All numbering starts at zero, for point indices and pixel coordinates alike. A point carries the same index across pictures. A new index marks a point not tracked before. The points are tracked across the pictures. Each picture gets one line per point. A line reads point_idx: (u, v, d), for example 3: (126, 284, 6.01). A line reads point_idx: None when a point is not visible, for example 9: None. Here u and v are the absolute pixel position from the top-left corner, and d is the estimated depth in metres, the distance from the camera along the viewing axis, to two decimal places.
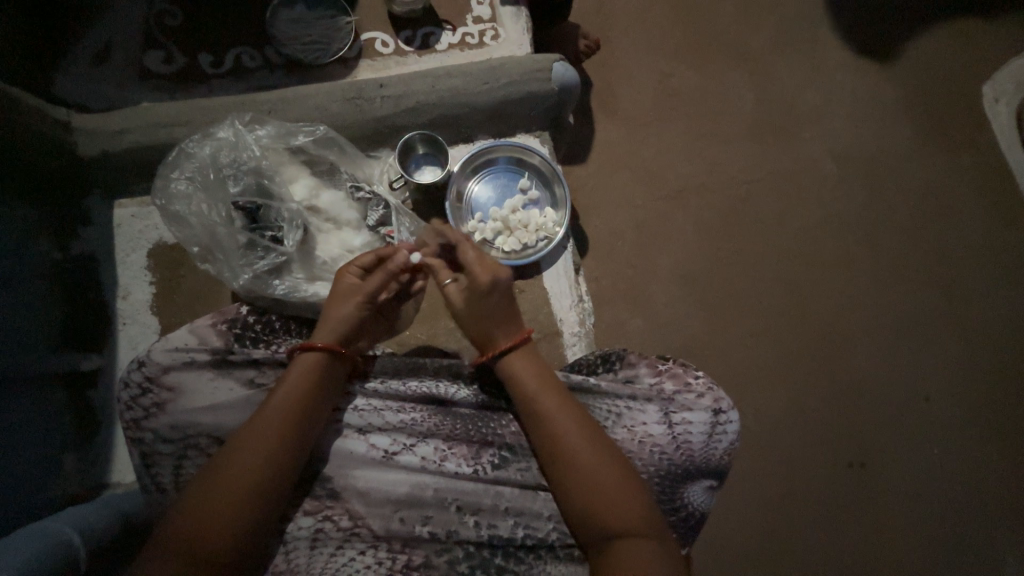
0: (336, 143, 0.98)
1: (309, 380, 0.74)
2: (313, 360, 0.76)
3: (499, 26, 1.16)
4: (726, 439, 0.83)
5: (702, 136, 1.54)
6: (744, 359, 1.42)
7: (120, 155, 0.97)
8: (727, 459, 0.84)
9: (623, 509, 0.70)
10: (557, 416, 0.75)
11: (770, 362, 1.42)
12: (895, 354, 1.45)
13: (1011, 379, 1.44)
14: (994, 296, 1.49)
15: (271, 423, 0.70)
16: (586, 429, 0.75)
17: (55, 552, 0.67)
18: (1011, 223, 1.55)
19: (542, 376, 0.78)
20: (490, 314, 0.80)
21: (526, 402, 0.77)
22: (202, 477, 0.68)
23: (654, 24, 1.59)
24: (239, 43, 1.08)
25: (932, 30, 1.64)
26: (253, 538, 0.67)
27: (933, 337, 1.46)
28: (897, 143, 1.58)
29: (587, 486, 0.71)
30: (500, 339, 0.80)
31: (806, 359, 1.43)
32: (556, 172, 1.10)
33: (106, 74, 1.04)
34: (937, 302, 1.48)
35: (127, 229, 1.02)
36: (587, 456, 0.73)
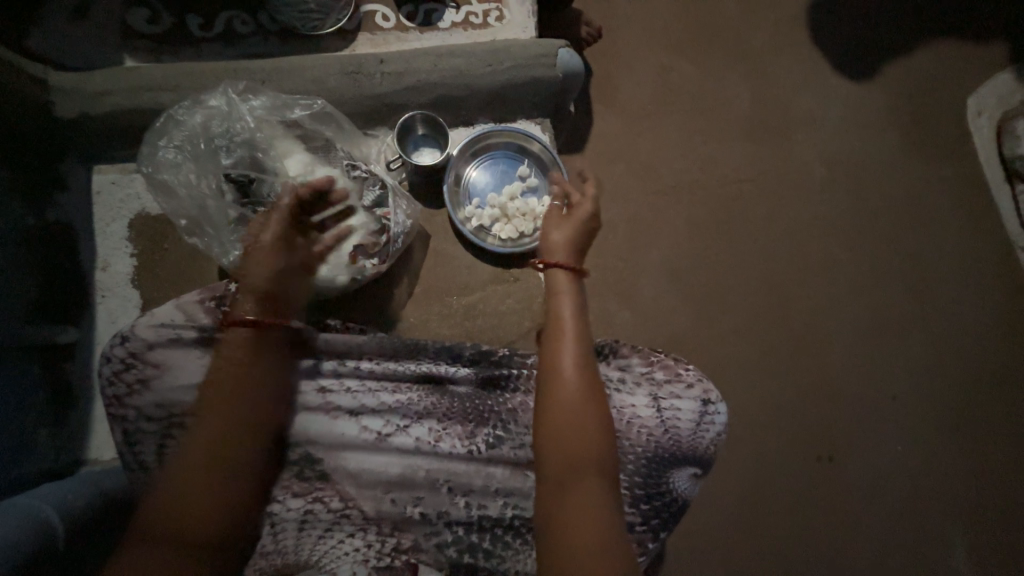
0: (333, 119, 0.94)
1: (250, 341, 0.74)
2: (247, 330, 0.75)
3: (503, 7, 1.14)
4: (714, 429, 0.84)
5: (699, 133, 1.55)
6: (726, 354, 1.46)
7: (100, 119, 0.91)
8: (714, 449, 0.84)
9: (591, 448, 0.70)
10: (566, 344, 0.77)
11: (750, 357, 1.46)
12: (868, 353, 1.50)
13: (973, 383, 1.52)
14: (962, 302, 1.56)
15: (223, 385, 0.71)
16: (585, 368, 0.76)
17: (32, 531, 0.65)
18: (982, 233, 1.61)
19: (573, 308, 0.80)
20: (567, 233, 0.86)
21: (553, 324, 0.80)
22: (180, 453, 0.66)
23: (656, 17, 1.59)
24: (230, 6, 1.02)
25: (922, 40, 1.68)
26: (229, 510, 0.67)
27: (903, 338, 1.52)
28: (883, 149, 1.62)
29: (564, 419, 0.71)
30: (558, 254, 0.84)
31: (784, 355, 1.47)
32: (555, 160, 1.10)
33: (83, 29, 0.97)
34: (910, 306, 1.54)
35: (106, 197, 0.97)
36: (576, 391, 0.73)
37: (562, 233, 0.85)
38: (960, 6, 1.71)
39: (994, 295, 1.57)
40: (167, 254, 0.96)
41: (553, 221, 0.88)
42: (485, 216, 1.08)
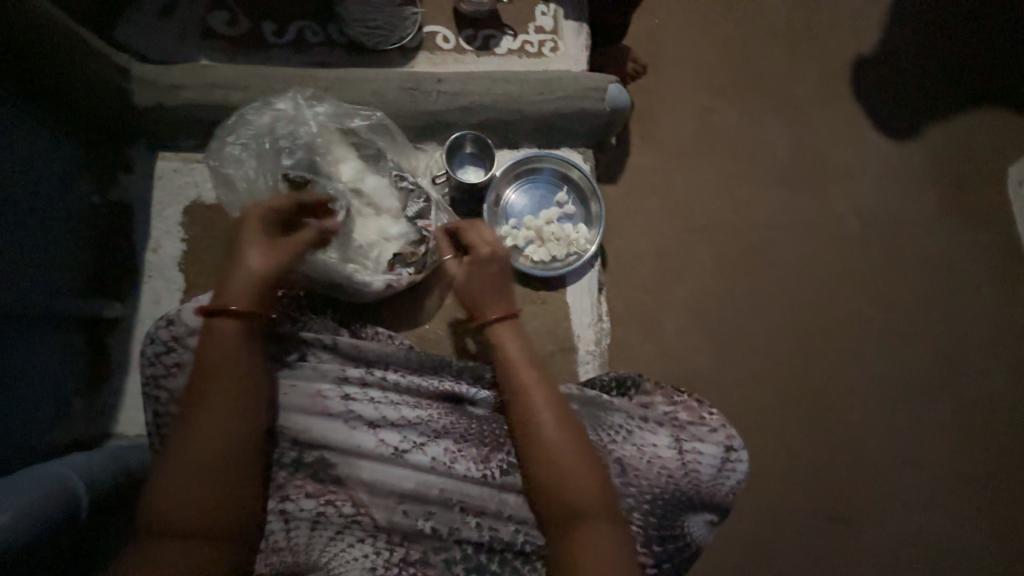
0: (388, 131, 0.98)
1: (241, 333, 0.72)
2: (235, 323, 0.72)
3: (558, 39, 1.18)
4: (734, 478, 0.82)
5: (735, 176, 1.56)
6: (744, 399, 1.43)
7: (171, 110, 0.96)
8: (732, 497, 0.82)
9: (586, 487, 0.72)
10: (525, 383, 0.78)
11: (769, 406, 1.43)
12: (892, 416, 1.46)
13: (1000, 460, 1.46)
14: (993, 373, 1.52)
15: (223, 380, 0.70)
16: (556, 403, 0.77)
17: (57, 501, 0.66)
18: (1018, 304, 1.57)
19: (520, 348, 0.81)
20: (479, 288, 0.84)
21: (504, 368, 0.80)
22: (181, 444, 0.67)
23: (702, 60, 1.63)
24: (304, 17, 1.09)
25: (967, 106, 1.69)
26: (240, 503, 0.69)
27: (929, 404, 1.48)
28: (920, 210, 1.61)
29: (552, 460, 0.73)
30: (488, 310, 0.83)
31: (803, 408, 1.44)
32: (594, 190, 1.12)
33: (166, 25, 1.03)
34: (939, 371, 1.50)
35: (166, 183, 1.00)
36: (558, 430, 0.75)
37: (478, 290, 0.84)
38: (1006, 76, 1.72)
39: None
40: (215, 243, 1.00)
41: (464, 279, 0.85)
42: (521, 237, 1.11)
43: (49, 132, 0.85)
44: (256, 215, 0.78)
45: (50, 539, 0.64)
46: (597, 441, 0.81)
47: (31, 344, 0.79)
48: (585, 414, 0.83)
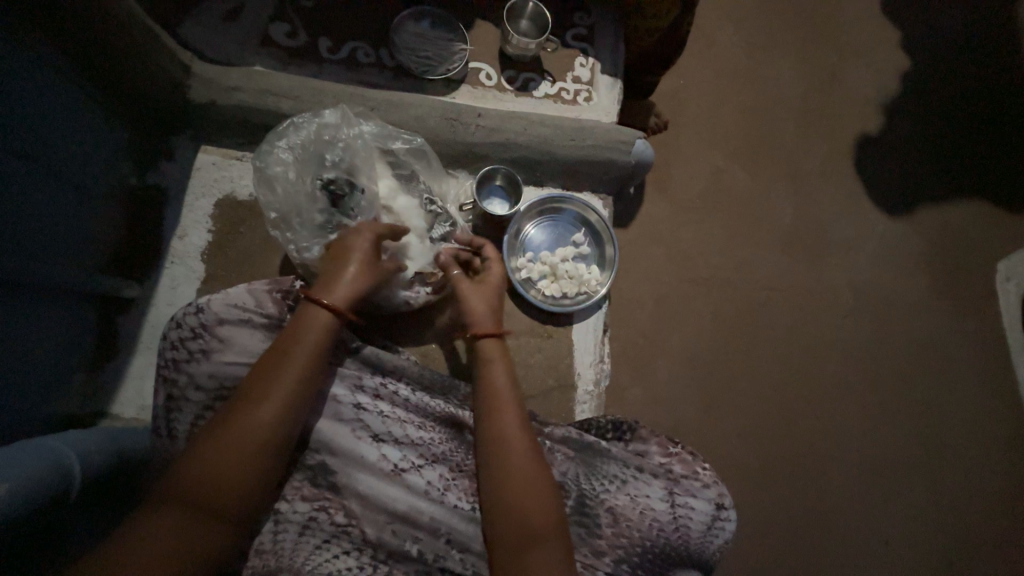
0: (426, 156, 1.03)
1: (325, 324, 0.77)
2: (326, 315, 0.77)
3: (593, 90, 1.26)
4: (722, 536, 0.83)
5: (742, 237, 1.63)
6: (729, 455, 1.46)
7: (223, 109, 1.00)
8: (719, 556, 0.83)
9: (545, 505, 0.73)
10: (505, 400, 0.81)
11: (751, 465, 1.46)
12: (867, 488, 1.50)
13: (965, 544, 1.51)
14: (968, 456, 1.58)
15: (271, 371, 0.72)
16: (526, 425, 0.81)
17: (53, 477, 0.66)
18: (997, 393, 1.65)
19: (506, 369, 0.85)
20: (479, 303, 0.90)
21: (487, 385, 0.83)
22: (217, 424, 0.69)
23: (721, 125, 1.72)
24: (358, 38, 1.14)
25: (961, 200, 1.81)
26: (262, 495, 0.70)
27: (904, 480, 1.52)
28: (913, 292, 1.69)
29: (515, 479, 0.74)
30: (482, 325, 0.88)
31: (784, 470, 1.47)
32: (611, 234, 1.17)
33: (228, 29, 1.08)
34: (917, 449, 1.55)
35: (203, 175, 1.03)
36: (523, 449, 0.77)
37: (476, 306, 0.90)
38: (995, 180, 1.86)
39: (1000, 460, 1.59)
40: (241, 239, 1.02)
41: (465, 292, 0.92)
42: (535, 270, 1.14)
43: (102, 113, 0.87)
44: (368, 231, 0.87)
45: (38, 515, 0.63)
46: (591, 489, 0.82)
47: (45, 316, 0.79)
48: (582, 461, 0.85)
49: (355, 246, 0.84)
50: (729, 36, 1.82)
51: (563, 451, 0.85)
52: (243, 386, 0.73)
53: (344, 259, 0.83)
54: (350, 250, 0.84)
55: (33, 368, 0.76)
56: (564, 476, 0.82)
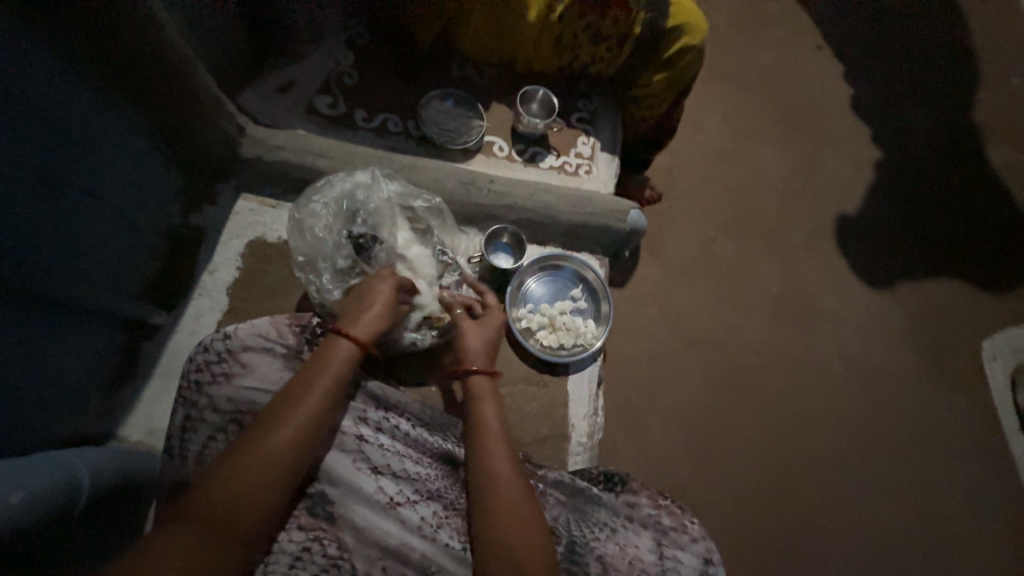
0: (441, 214, 1.14)
1: (349, 354, 0.85)
2: (351, 347, 0.86)
3: (593, 164, 1.42)
4: None
5: (733, 302, 1.73)
6: (722, 518, 1.46)
7: (268, 164, 1.14)
8: None
9: (535, 543, 0.74)
10: (490, 438, 0.85)
11: (745, 529, 1.46)
12: (865, 563, 1.48)
13: None
14: (966, 534, 1.57)
15: (293, 399, 0.78)
16: (515, 462, 0.84)
17: (64, 490, 0.68)
18: (991, 469, 1.66)
19: (491, 406, 0.90)
20: (482, 343, 0.97)
21: (473, 424, 0.88)
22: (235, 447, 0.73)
23: (711, 200, 1.89)
24: (390, 111, 1.32)
25: (939, 279, 1.94)
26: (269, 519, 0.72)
27: (901, 556, 1.51)
28: (901, 363, 1.76)
29: (510, 517, 0.76)
30: (477, 362, 0.94)
31: (779, 537, 1.46)
32: (606, 292, 1.26)
33: (280, 99, 1.26)
34: (914, 524, 1.55)
35: (240, 219, 1.14)
36: (516, 485, 0.80)
37: (477, 343, 0.97)
38: (968, 265, 2.00)
39: (1000, 545, 1.57)
40: (266, 277, 1.11)
41: (468, 330, 0.99)
42: (535, 320, 1.23)
43: (165, 162, 0.98)
44: (391, 274, 0.98)
45: (49, 527, 0.65)
46: (581, 536, 0.82)
47: (71, 335, 0.83)
48: (572, 507, 0.86)
49: (379, 287, 0.95)
50: (716, 124, 2.05)
51: (555, 495, 0.87)
52: (264, 412, 0.78)
53: (371, 299, 0.93)
54: (374, 291, 0.94)
55: (54, 384, 0.80)
56: (555, 519, 0.84)
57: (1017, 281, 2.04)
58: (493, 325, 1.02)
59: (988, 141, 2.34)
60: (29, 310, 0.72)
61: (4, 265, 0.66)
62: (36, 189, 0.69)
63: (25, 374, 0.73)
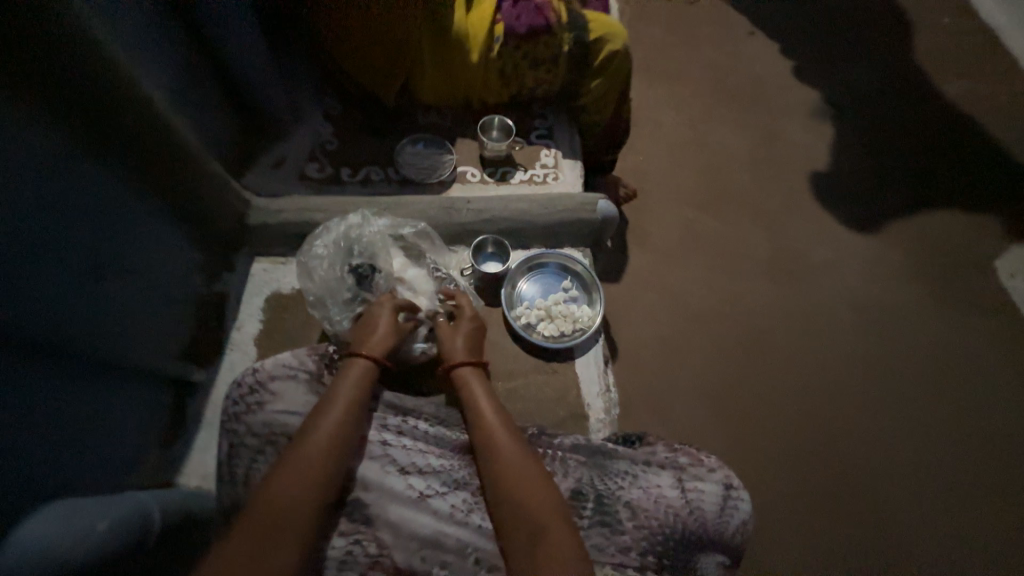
0: (428, 237, 1.27)
1: (366, 370, 0.96)
2: (366, 364, 0.97)
3: (558, 171, 1.56)
4: (739, 517, 0.86)
5: (727, 272, 1.92)
6: (770, 464, 1.55)
7: (275, 227, 1.30)
8: (740, 538, 0.85)
9: (545, 500, 0.81)
10: (484, 417, 0.93)
11: (792, 472, 1.55)
12: (914, 477, 1.58)
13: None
14: (997, 433, 1.67)
15: (322, 414, 0.88)
16: (514, 432, 0.91)
17: (137, 518, 0.79)
18: (1001, 371, 1.79)
19: (482, 389, 0.98)
20: (461, 341, 1.07)
21: (468, 407, 0.96)
22: (280, 461, 0.83)
23: (681, 186, 2.11)
24: (371, 164, 1.49)
25: (909, 213, 2.13)
26: (315, 523, 0.79)
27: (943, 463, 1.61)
28: (897, 295, 1.92)
29: (516, 482, 0.83)
30: (457, 356, 1.04)
31: (826, 472, 1.56)
32: (594, 279, 1.36)
33: (277, 175, 1.44)
34: (951, 434, 1.66)
35: (258, 279, 1.29)
36: (516, 453, 0.87)
37: (455, 342, 1.07)
38: (933, 197, 2.19)
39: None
40: (286, 323, 1.23)
41: (448, 331, 1.09)
42: (533, 314, 1.32)
43: (185, 238, 1.13)
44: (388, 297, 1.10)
45: (134, 547, 0.76)
46: (606, 489, 0.87)
47: (115, 396, 0.94)
48: (593, 464, 0.91)
49: (380, 312, 1.06)
50: (672, 119, 2.29)
51: (575, 458, 0.92)
52: (299, 430, 0.87)
53: (375, 323, 1.05)
54: (377, 317, 1.06)
55: (104, 439, 0.90)
56: (579, 480, 0.88)
57: (985, 202, 2.20)
58: (469, 322, 1.11)
59: (931, 82, 2.49)
60: (73, 367, 0.83)
61: (53, 331, 0.78)
62: (79, 265, 0.83)
63: (61, 431, 0.80)
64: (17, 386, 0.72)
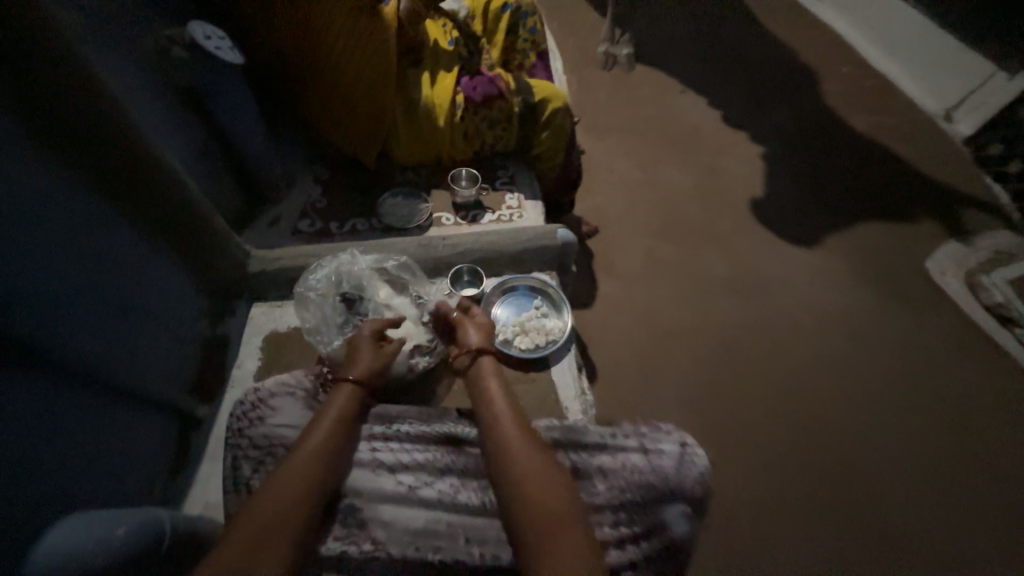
0: (411, 269, 1.42)
1: (353, 390, 1.05)
2: (353, 385, 1.06)
3: (523, 210, 1.78)
4: (698, 469, 0.96)
5: (692, 292, 2.19)
6: (740, 455, 1.81)
7: (271, 273, 1.45)
8: (701, 489, 0.95)
9: (557, 498, 0.82)
10: (502, 417, 0.95)
11: (761, 461, 1.80)
12: (866, 452, 1.85)
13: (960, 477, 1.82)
14: (930, 408, 1.96)
15: (317, 426, 0.96)
16: (531, 433, 0.94)
17: (150, 531, 0.84)
18: (930, 355, 2.09)
19: (500, 391, 1.01)
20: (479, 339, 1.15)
21: (486, 409, 0.98)
22: (277, 467, 0.89)
23: (638, 220, 2.40)
24: (357, 217, 1.69)
25: (840, 226, 2.46)
26: (304, 522, 0.84)
27: (888, 436, 1.89)
28: (838, 298, 2.23)
29: (531, 481, 0.84)
30: (480, 352, 1.11)
31: (791, 457, 1.82)
32: (562, 296, 1.52)
33: (274, 232, 1.63)
34: (894, 414, 1.94)
35: (257, 322, 1.42)
36: (533, 453, 0.88)
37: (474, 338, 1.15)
38: (862, 212, 2.51)
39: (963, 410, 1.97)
40: (282, 358, 1.35)
41: (463, 333, 1.18)
42: (509, 331, 1.45)
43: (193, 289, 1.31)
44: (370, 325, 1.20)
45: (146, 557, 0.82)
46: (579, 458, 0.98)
47: (127, 425, 1.06)
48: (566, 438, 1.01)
49: (366, 340, 1.16)
50: (623, 163, 2.62)
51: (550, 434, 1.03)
52: (296, 442, 0.94)
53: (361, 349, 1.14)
54: (360, 343, 1.15)
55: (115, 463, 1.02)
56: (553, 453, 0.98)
57: (905, 210, 2.55)
58: (483, 323, 1.21)
59: (843, 119, 2.91)
60: (96, 395, 0.97)
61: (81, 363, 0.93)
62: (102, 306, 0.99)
63: (79, 449, 0.92)
64: (39, 401, 0.84)
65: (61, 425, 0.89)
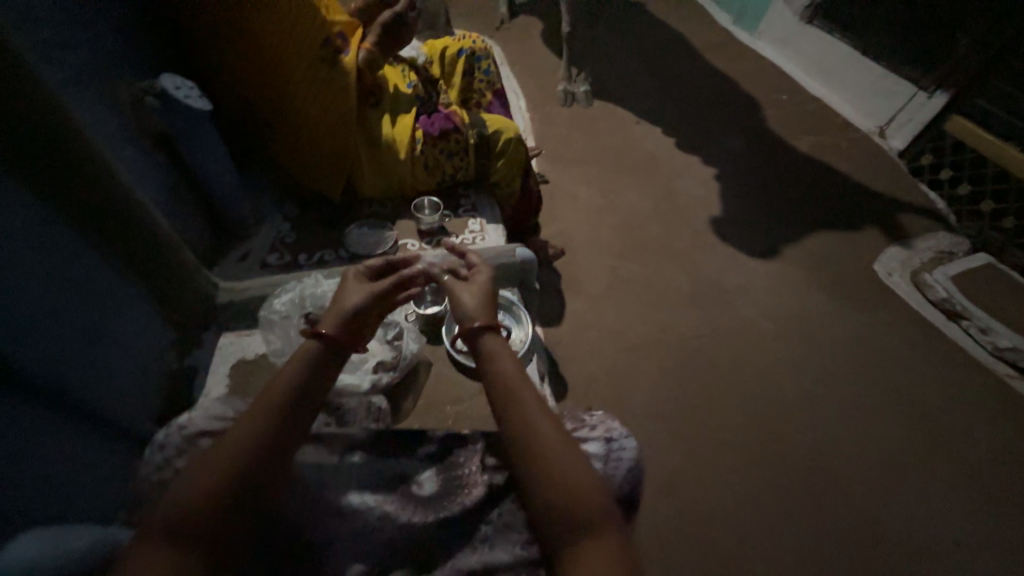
0: None
1: (315, 347, 0.90)
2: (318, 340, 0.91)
3: (485, 234, 1.89)
4: (625, 462, 1.01)
5: (655, 305, 2.29)
6: (711, 458, 1.84)
7: (240, 304, 1.54)
8: (628, 482, 1.00)
9: (585, 498, 0.76)
10: (519, 405, 0.85)
11: (731, 461, 1.84)
12: (834, 447, 1.89)
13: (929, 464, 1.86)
14: (892, 400, 2.03)
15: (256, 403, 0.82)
16: (549, 422, 0.83)
17: (98, 548, 0.88)
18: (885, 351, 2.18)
19: (512, 374, 0.89)
20: (484, 306, 1.02)
21: (501, 393, 0.87)
22: (214, 447, 0.78)
23: (601, 241, 2.54)
24: (325, 248, 1.78)
25: (790, 237, 2.62)
26: (228, 512, 0.73)
27: (852, 431, 1.94)
28: (794, 301, 2.35)
29: (560, 480, 0.77)
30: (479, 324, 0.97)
31: (760, 457, 1.86)
32: (523, 310, 1.61)
33: (243, 267, 1.70)
34: (859, 408, 2.00)
35: (226, 352, 1.46)
36: (556, 449, 0.80)
37: (473, 303, 1.01)
38: (810, 222, 2.70)
39: (924, 401, 2.03)
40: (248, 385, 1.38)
41: (461, 296, 1.04)
42: None
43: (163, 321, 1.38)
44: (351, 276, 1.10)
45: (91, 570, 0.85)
46: None
47: (92, 454, 1.09)
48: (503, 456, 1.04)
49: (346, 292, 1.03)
50: (585, 190, 2.79)
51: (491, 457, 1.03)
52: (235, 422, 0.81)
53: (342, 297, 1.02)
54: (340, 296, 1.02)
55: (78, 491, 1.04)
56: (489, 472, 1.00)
57: (849, 218, 2.73)
58: (485, 285, 1.08)
59: (786, 141, 3.16)
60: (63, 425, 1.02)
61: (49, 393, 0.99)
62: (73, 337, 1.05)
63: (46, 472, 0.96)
64: (4, 417, 0.88)
65: (36, 440, 0.94)
